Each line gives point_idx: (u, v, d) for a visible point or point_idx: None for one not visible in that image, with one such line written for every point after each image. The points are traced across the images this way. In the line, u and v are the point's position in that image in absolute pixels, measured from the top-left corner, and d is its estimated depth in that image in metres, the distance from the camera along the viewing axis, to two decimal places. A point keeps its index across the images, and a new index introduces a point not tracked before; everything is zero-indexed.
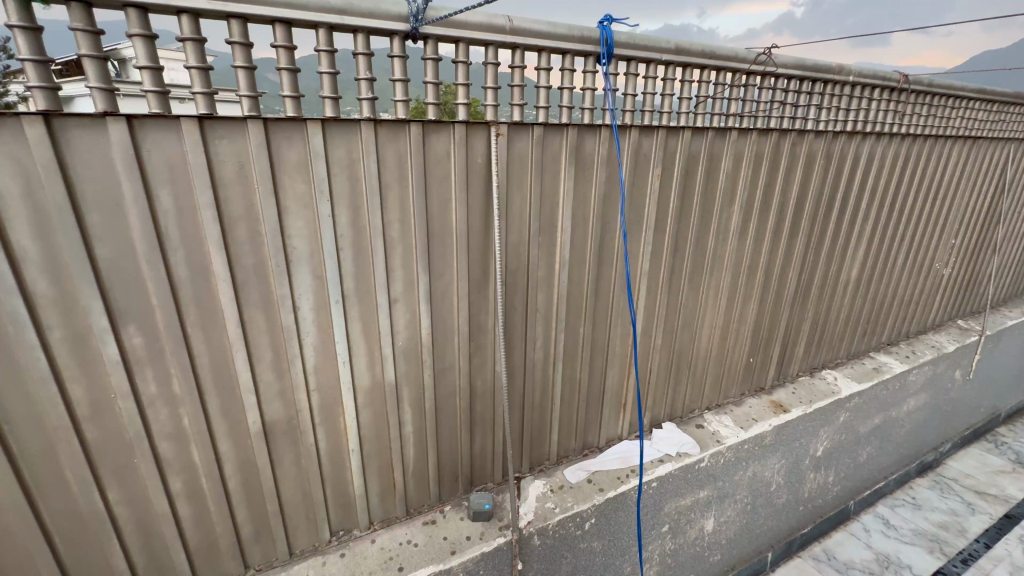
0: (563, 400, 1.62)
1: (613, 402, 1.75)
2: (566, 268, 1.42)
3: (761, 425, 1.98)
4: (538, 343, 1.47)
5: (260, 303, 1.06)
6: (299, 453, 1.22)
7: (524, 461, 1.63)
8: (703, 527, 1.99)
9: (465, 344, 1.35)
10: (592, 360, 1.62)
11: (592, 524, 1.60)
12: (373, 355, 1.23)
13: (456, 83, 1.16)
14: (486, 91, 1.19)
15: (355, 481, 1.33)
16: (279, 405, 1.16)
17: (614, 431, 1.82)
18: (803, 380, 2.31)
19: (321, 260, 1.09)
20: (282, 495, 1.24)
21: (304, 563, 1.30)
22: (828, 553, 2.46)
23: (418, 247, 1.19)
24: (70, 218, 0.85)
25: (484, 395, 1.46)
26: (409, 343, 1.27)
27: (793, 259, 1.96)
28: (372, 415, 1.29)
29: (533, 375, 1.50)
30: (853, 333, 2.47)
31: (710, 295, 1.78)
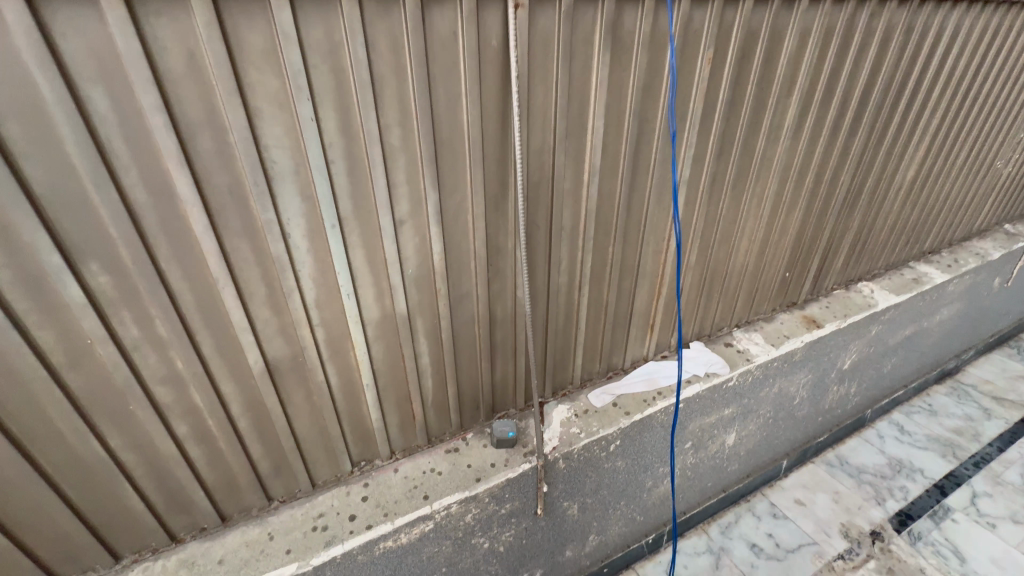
0: (588, 324, 1.50)
1: (640, 323, 1.62)
2: (596, 178, 1.22)
3: (793, 342, 1.88)
4: (563, 265, 1.32)
5: (243, 231, 0.90)
6: (309, 391, 1.13)
7: (548, 385, 1.55)
8: (725, 441, 1.98)
9: (483, 269, 1.19)
10: (621, 281, 1.47)
11: (616, 446, 1.57)
12: (380, 285, 1.09)
13: None
14: None
15: (372, 414, 1.26)
16: (281, 343, 1.04)
17: (640, 353, 1.71)
18: (838, 294, 2.17)
19: (309, 177, 0.90)
20: (297, 432, 1.18)
21: (328, 493, 1.28)
22: (841, 458, 2.50)
23: (424, 157, 0.99)
24: None
25: (504, 322, 1.34)
26: (420, 270, 1.12)
27: (847, 160, 1.72)
28: (385, 348, 1.18)
29: (557, 299, 1.37)
30: (897, 241, 2.28)
31: (753, 204, 1.58)
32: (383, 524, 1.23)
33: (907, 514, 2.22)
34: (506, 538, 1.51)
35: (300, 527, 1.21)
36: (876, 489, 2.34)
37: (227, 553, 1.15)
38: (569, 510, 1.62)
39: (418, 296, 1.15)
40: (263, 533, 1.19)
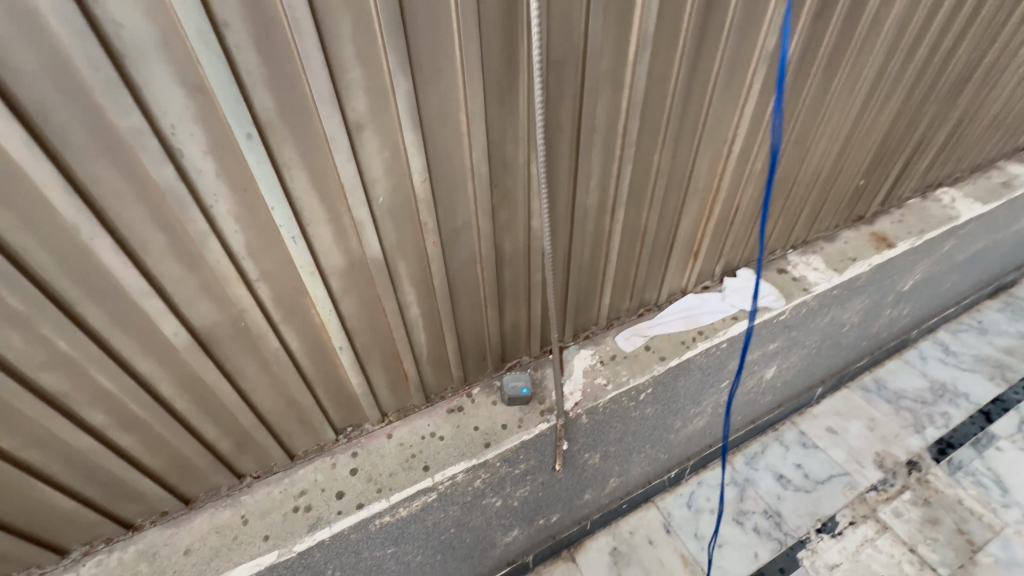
0: (621, 256, 1.19)
1: (683, 251, 1.31)
2: (646, 53, 0.84)
3: (859, 266, 1.57)
4: (593, 183, 0.98)
5: (101, 149, 0.56)
6: (264, 360, 0.87)
7: (568, 329, 1.28)
8: (763, 376, 1.76)
9: (485, 193, 0.86)
10: (665, 200, 1.13)
11: (646, 395, 1.35)
12: (341, 221, 0.77)
13: None
14: None
15: (353, 379, 1.01)
16: (210, 307, 0.75)
17: (678, 284, 1.42)
18: (913, 204, 1.81)
19: (192, 54, 0.55)
20: (258, 407, 0.94)
21: (310, 467, 1.08)
22: (878, 382, 2.32)
23: (384, 19, 0.62)
24: None
25: (515, 261, 1.03)
26: (395, 198, 0.79)
27: (973, 21, 1.28)
28: (359, 303, 0.89)
29: (583, 227, 1.04)
30: (993, 136, 1.86)
31: (846, 90, 1.18)
32: (376, 503, 1.04)
33: (948, 442, 2.07)
34: (520, 494, 1.36)
35: (279, 509, 1.02)
36: (915, 415, 2.18)
37: (194, 541, 0.98)
38: (590, 460, 1.45)
39: (396, 234, 0.83)
40: (235, 517, 1.01)
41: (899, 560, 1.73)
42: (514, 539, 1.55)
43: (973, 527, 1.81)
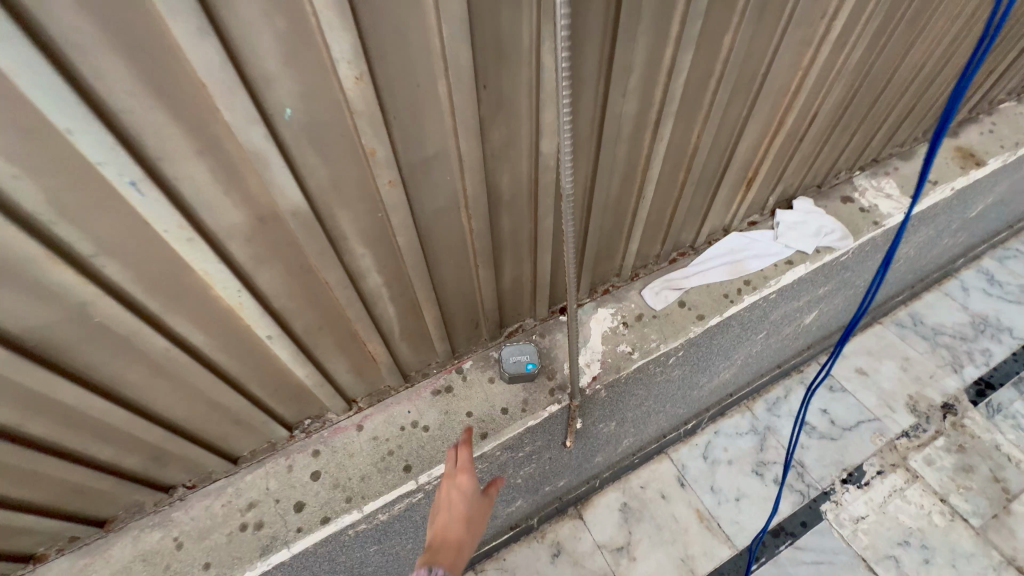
0: (658, 188, 0.88)
1: (736, 178, 0.99)
2: None
3: (941, 191, 1.26)
4: (632, 82, 0.65)
5: None
6: (152, 363, 0.59)
7: (584, 283, 1.00)
8: (803, 321, 1.51)
9: (470, 101, 0.53)
10: (728, 107, 0.80)
11: (677, 359, 1.10)
12: (223, 154, 0.45)
13: None
14: None
15: (298, 371, 0.74)
16: (24, 301, 0.46)
17: (721, 221, 1.11)
18: (1005, 109, 1.45)
19: None
20: (166, 416, 0.68)
21: (260, 472, 0.85)
22: (914, 317, 2.09)
23: None
24: None
25: (517, 202, 0.72)
26: (316, 111, 0.46)
27: None
28: (286, 276, 0.60)
29: (613, 151, 0.72)
30: None
31: None
32: (347, 515, 0.82)
33: (987, 383, 1.90)
34: (524, 472, 1.16)
35: (221, 527, 0.80)
36: (952, 353, 1.98)
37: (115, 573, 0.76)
38: (604, 429, 1.24)
39: (326, 171, 0.52)
40: (167, 540, 0.79)
41: (929, 511, 1.62)
42: (517, 509, 1.39)
43: (1010, 474, 1.68)
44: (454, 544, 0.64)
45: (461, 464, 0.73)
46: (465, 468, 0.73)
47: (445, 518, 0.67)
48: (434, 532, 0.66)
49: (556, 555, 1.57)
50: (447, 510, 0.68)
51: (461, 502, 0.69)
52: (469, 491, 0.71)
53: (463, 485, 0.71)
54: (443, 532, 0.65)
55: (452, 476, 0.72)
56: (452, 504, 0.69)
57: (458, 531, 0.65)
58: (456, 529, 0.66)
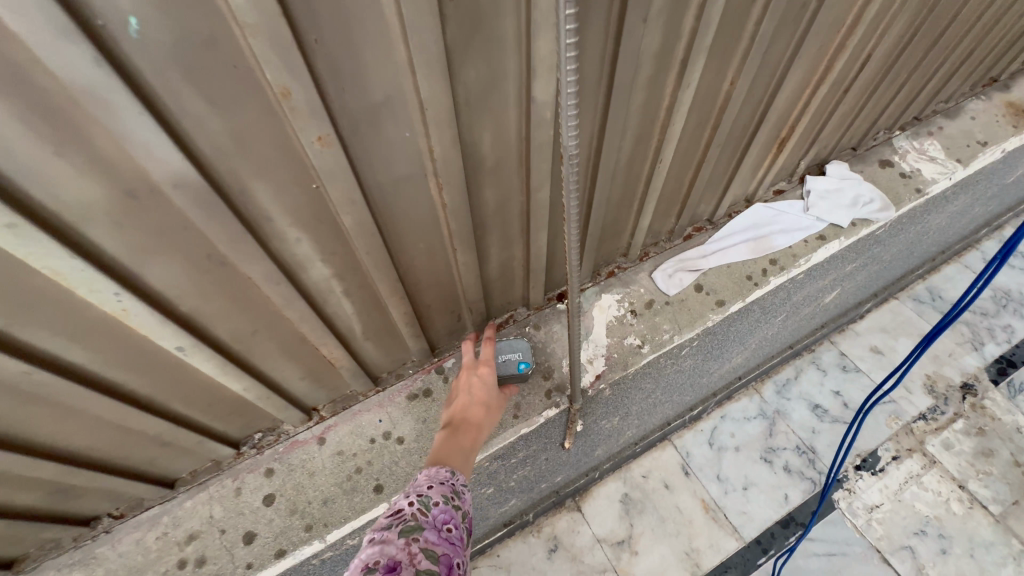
0: (678, 150, 0.72)
1: (767, 138, 0.82)
2: None
3: (992, 153, 1.10)
4: (656, 3, 0.48)
5: None
6: (13, 391, 0.44)
7: (585, 266, 0.84)
8: (823, 300, 1.37)
9: (429, 18, 0.37)
10: (770, 43, 0.63)
11: (690, 350, 0.96)
12: (36, 91, 0.29)
13: None
14: None
15: (233, 384, 0.60)
16: None
17: (745, 190, 0.96)
18: None
19: None
20: (57, 447, 0.53)
21: (202, 497, 0.72)
22: (933, 291, 1.97)
23: None
24: None
25: (503, 169, 0.56)
26: (180, 25, 0.30)
27: None
28: (190, 271, 0.44)
29: (627, 100, 0.56)
30: None
31: None
32: (307, 547, 0.69)
33: (1008, 361, 1.79)
34: (517, 476, 1.03)
35: (155, 566, 0.67)
36: (972, 329, 1.87)
37: None
38: (606, 425, 1.11)
39: (218, 121, 0.35)
40: None
41: (946, 498, 1.53)
42: (510, 508, 1.27)
43: None
44: (474, 429, 0.65)
45: (484, 356, 0.73)
46: (487, 361, 0.73)
47: (465, 404, 0.68)
48: (453, 416, 0.67)
49: (553, 550, 1.47)
50: (467, 397, 0.69)
51: (481, 391, 0.70)
52: (489, 380, 0.72)
53: (485, 375, 0.71)
54: (463, 417, 0.67)
55: (473, 366, 0.73)
56: (473, 391, 0.70)
57: (478, 417, 0.67)
58: (476, 415, 0.67)
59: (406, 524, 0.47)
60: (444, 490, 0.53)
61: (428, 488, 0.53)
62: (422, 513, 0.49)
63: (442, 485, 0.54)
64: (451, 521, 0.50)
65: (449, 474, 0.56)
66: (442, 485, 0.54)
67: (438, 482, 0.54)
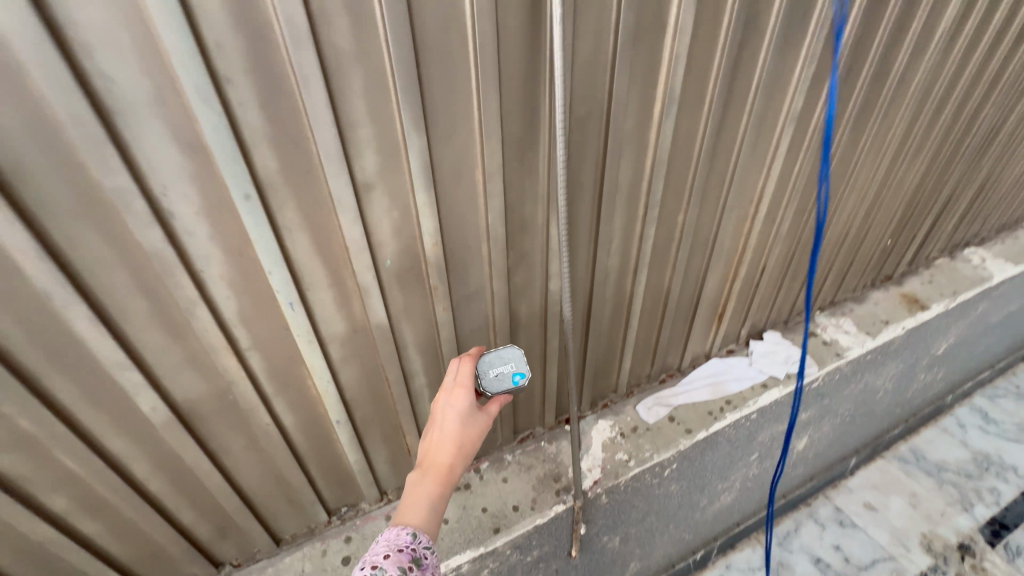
0: (642, 318, 1.11)
1: (707, 313, 1.23)
2: (673, 110, 0.78)
3: (894, 329, 1.48)
4: (614, 245, 0.92)
5: (79, 210, 0.51)
6: (251, 435, 0.79)
7: (585, 397, 1.18)
8: (795, 447, 1.62)
9: (500, 256, 0.80)
10: (690, 259, 1.06)
11: (672, 471, 1.22)
12: (342, 287, 0.71)
13: None
14: None
15: (350, 456, 0.92)
16: (195, 378, 0.68)
17: (701, 349, 1.33)
18: (941, 265, 1.74)
19: (189, 116, 0.50)
20: (242, 485, 0.84)
21: (298, 554, 0.96)
22: (916, 453, 2.15)
23: (401, 80, 0.57)
24: None
25: (531, 325, 0.95)
26: (403, 262, 0.73)
27: (995, 87, 1.26)
28: (360, 373, 0.81)
29: (603, 291, 0.98)
30: (1017, 194, 1.82)
31: (873, 149, 1.14)
32: None
33: (1001, 523, 1.88)
34: None
35: None
36: (960, 490, 2.00)
37: None
38: (608, 544, 1.30)
39: (402, 297, 0.76)
40: None
41: None
42: None
43: None
44: (443, 473, 0.64)
45: (461, 379, 0.71)
46: (464, 385, 0.70)
47: (438, 440, 0.66)
48: (427, 451, 0.66)
49: None
50: (440, 431, 0.67)
51: (454, 427, 0.67)
52: (465, 410, 0.68)
53: (460, 405, 0.69)
54: (433, 456, 0.65)
55: (452, 390, 0.70)
56: (446, 423, 0.67)
57: (449, 457, 0.65)
58: (447, 455, 0.65)
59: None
60: (401, 561, 0.55)
61: (383, 559, 0.55)
62: None
63: (401, 554, 0.56)
64: None
65: (409, 539, 0.57)
66: (400, 554, 0.56)
67: (395, 551, 0.56)
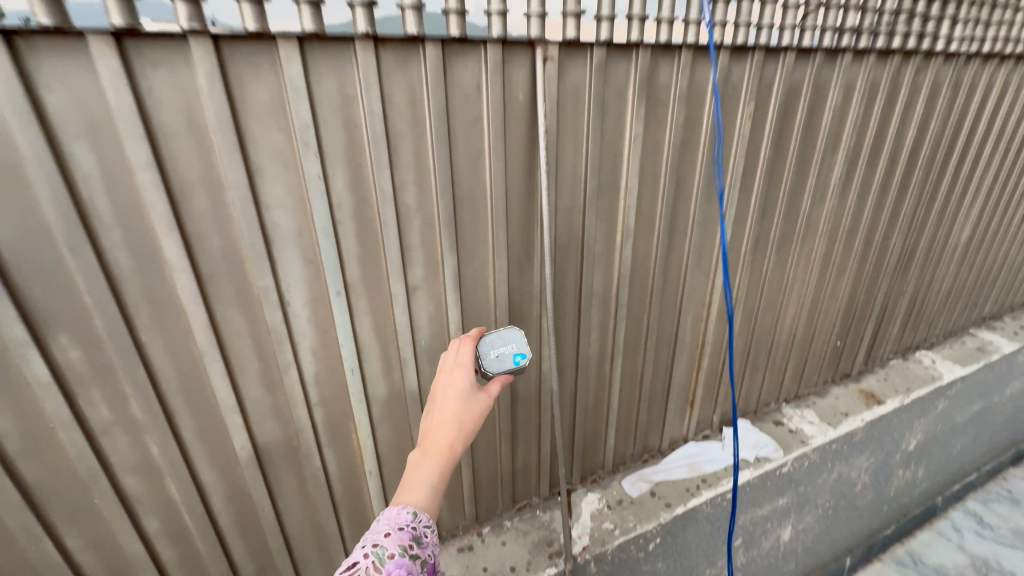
0: (621, 399, 1.33)
1: (679, 399, 1.45)
2: (630, 239, 1.09)
3: (853, 421, 1.66)
4: (593, 336, 1.18)
5: (234, 298, 0.79)
6: (302, 479, 0.99)
7: (576, 470, 1.36)
8: (780, 536, 1.71)
9: None
10: (657, 351, 1.32)
11: (656, 546, 1.34)
12: (388, 359, 0.97)
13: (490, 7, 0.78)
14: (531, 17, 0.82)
15: (374, 507, 1.10)
16: (273, 425, 0.91)
17: (678, 432, 1.52)
18: (895, 365, 1.96)
19: (313, 241, 0.81)
20: (286, 527, 1.02)
21: None
22: (914, 556, 2.16)
23: (443, 219, 0.89)
24: None
25: (528, 399, 1.18)
26: (433, 342, 0.99)
27: (899, 221, 1.60)
28: (392, 430, 1.04)
29: (587, 373, 1.22)
30: (954, 304, 2.10)
31: (800, 266, 1.45)
32: None
33: None
34: None
35: None
36: None
37: None
38: None
39: (430, 369, 1.02)
40: None
41: None
42: None
43: None
44: (445, 451, 0.67)
45: (461, 362, 0.76)
46: (464, 367, 0.75)
47: (439, 419, 0.69)
48: (428, 430, 0.69)
49: None
50: (441, 411, 0.70)
51: (455, 406, 0.70)
52: (465, 390, 0.72)
53: (460, 385, 0.73)
54: (435, 433, 0.68)
55: (453, 372, 0.75)
56: (447, 402, 0.71)
57: (450, 434, 0.68)
58: (448, 433, 0.68)
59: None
60: (401, 538, 0.58)
61: (384, 537, 0.58)
62: (376, 567, 0.55)
63: (400, 532, 0.58)
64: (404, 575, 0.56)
65: (410, 517, 0.60)
66: (401, 532, 0.58)
67: (395, 529, 0.58)
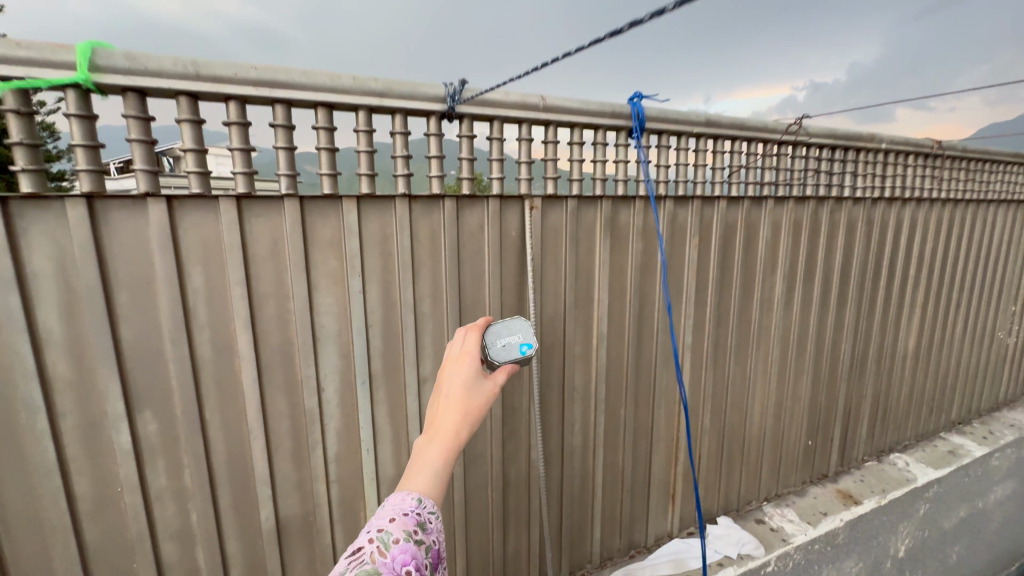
0: (606, 491, 1.45)
1: (660, 492, 1.56)
2: (604, 341, 1.32)
3: (832, 519, 1.73)
4: (576, 427, 1.34)
5: (282, 384, 0.99)
6: (312, 555, 1.09)
7: (564, 563, 1.43)
8: None
9: (498, 427, 1.23)
10: (636, 444, 1.47)
11: None
12: (398, 441, 1.13)
13: (490, 176, 1.11)
14: (520, 182, 1.15)
15: None
16: (295, 499, 1.05)
17: (662, 528, 1.60)
18: (870, 467, 2.08)
19: (349, 339, 1.03)
20: None
21: None
22: None
23: (451, 323, 1.12)
24: (103, 310, 0.82)
25: (518, 485, 1.31)
26: None
27: (844, 330, 1.84)
28: None
29: (572, 463, 1.36)
30: (919, 409, 2.27)
31: (760, 368, 1.65)
32: None
33: None
34: None
35: None
36: None
37: None
38: None
39: None
40: None
41: None
42: None
43: None
44: (450, 438, 0.67)
45: (467, 349, 0.76)
46: (470, 355, 0.75)
47: (444, 405, 0.69)
48: (434, 415, 0.70)
49: None
50: (447, 397, 0.70)
51: (459, 393, 0.70)
52: (471, 377, 0.73)
53: (466, 373, 0.73)
54: (440, 418, 0.69)
55: (458, 359, 0.75)
56: (453, 389, 0.71)
57: (455, 420, 0.68)
58: (453, 419, 0.69)
59: (362, 568, 0.55)
60: (406, 524, 0.59)
61: (389, 522, 0.59)
62: (382, 552, 0.57)
63: (405, 518, 0.60)
64: (407, 561, 0.57)
65: (413, 504, 0.61)
66: (405, 518, 0.60)
67: (400, 515, 0.60)
